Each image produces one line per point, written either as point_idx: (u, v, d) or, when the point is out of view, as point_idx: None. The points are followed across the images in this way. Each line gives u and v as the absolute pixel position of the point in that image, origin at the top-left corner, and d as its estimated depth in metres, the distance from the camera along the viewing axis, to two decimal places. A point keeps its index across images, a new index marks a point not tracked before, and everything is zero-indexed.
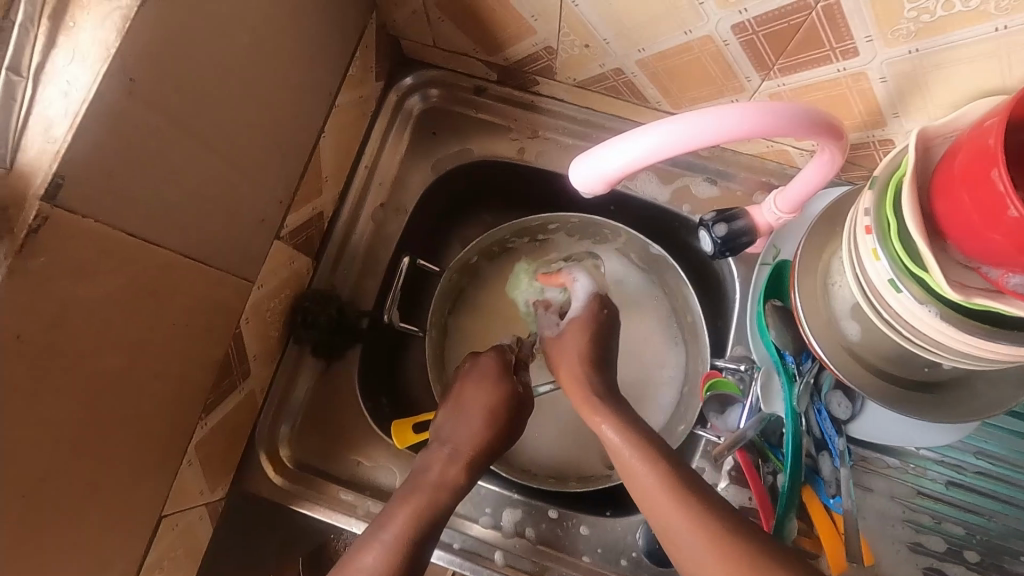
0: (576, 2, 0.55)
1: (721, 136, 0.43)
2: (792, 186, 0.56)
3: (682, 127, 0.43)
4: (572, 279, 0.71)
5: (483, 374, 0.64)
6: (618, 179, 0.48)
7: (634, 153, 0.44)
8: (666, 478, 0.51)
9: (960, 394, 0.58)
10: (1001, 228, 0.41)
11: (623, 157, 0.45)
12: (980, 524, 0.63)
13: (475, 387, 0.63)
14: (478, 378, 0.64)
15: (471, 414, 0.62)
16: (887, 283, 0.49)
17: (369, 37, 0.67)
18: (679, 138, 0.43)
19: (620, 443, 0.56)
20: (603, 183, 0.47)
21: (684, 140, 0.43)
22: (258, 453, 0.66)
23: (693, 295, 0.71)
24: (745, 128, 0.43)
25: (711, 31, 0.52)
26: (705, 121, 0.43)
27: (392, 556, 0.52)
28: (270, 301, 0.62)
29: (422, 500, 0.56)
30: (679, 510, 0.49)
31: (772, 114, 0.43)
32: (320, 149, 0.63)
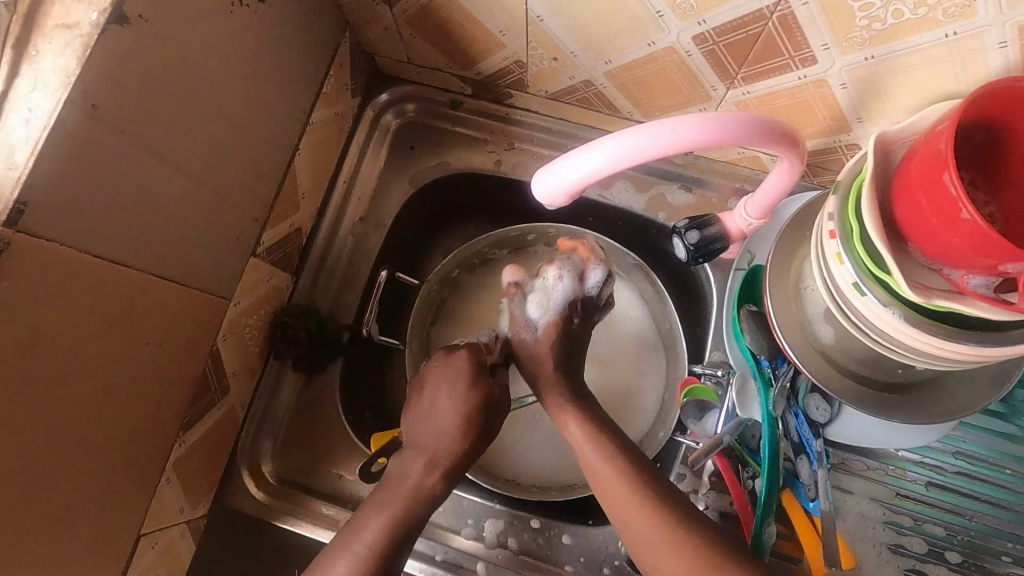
0: (541, 17, 0.56)
1: (680, 145, 0.44)
2: (759, 194, 0.57)
3: (642, 138, 0.43)
4: (558, 275, 0.67)
5: (451, 372, 0.63)
6: (581, 191, 0.49)
7: (593, 165, 0.45)
8: (626, 475, 0.56)
9: (932, 394, 0.58)
10: (956, 231, 0.41)
11: (581, 170, 0.46)
12: (960, 524, 0.63)
13: (443, 382, 0.63)
14: (457, 376, 0.63)
15: (436, 421, 0.61)
16: (852, 287, 0.50)
17: (343, 54, 0.68)
18: (636, 149, 0.44)
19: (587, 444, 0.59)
20: (566, 195, 0.48)
21: (646, 149, 0.44)
22: (241, 469, 0.67)
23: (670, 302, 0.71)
24: (706, 136, 0.44)
25: (674, 42, 0.53)
26: (665, 129, 0.43)
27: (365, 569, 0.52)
28: (248, 317, 0.63)
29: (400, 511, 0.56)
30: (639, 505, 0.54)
31: (727, 124, 0.44)
32: (295, 166, 0.63)
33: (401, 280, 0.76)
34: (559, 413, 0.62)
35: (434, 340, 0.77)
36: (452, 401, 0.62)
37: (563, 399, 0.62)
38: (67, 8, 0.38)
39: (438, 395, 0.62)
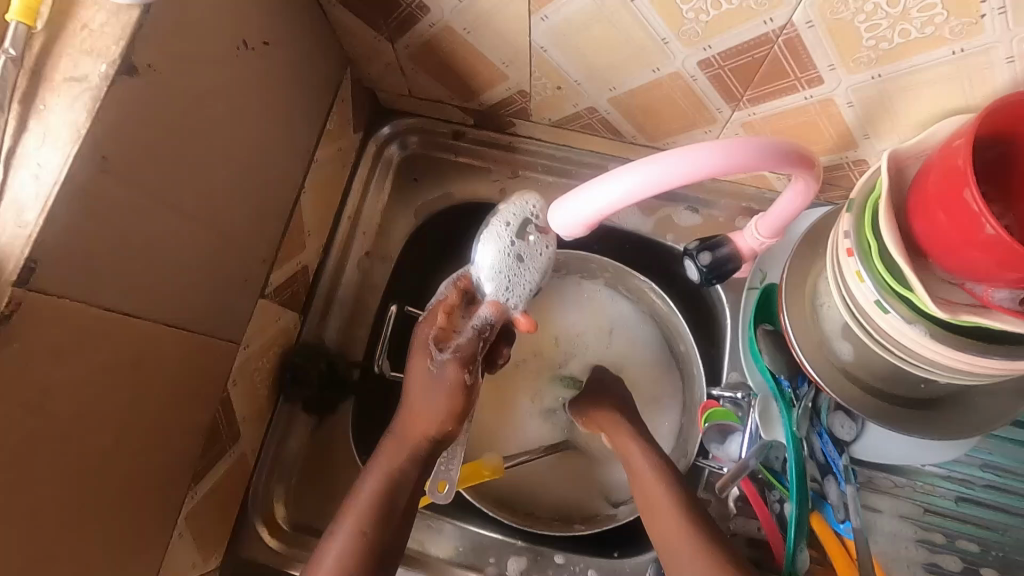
0: (544, 48, 0.56)
1: (703, 172, 0.42)
2: (770, 213, 0.57)
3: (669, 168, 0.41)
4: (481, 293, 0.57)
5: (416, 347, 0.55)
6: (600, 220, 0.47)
7: (614, 196, 0.43)
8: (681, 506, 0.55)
9: (958, 408, 0.58)
10: (980, 246, 0.42)
11: (604, 199, 0.44)
12: (995, 541, 0.62)
13: (437, 398, 0.53)
14: (435, 376, 0.53)
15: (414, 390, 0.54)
16: (874, 304, 0.49)
17: (345, 91, 0.67)
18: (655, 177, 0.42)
19: (646, 468, 0.58)
20: (584, 226, 0.46)
21: (681, 173, 0.42)
22: (253, 518, 0.65)
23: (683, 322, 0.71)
24: (728, 159, 0.42)
25: (679, 68, 0.53)
26: (688, 156, 0.41)
27: None
28: (257, 359, 0.61)
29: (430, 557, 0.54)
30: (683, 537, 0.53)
31: (745, 149, 0.42)
32: (300, 205, 0.63)
33: (412, 314, 0.74)
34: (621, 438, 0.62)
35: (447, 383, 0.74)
36: (427, 392, 0.53)
37: (623, 422, 0.63)
38: (76, 60, 0.38)
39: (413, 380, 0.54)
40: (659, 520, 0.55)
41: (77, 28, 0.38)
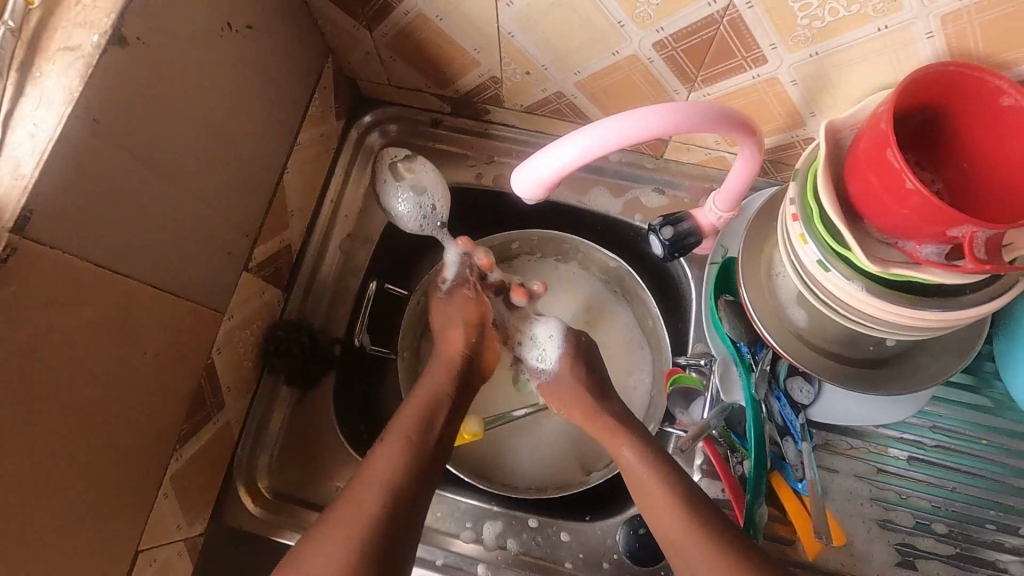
0: (512, 33, 0.60)
1: (648, 132, 0.45)
2: (725, 186, 0.60)
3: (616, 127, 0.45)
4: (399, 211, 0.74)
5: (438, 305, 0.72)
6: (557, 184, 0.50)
7: (567, 155, 0.46)
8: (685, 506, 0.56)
9: (904, 367, 0.61)
10: (905, 203, 0.45)
11: (559, 159, 0.47)
12: (945, 498, 0.65)
13: (454, 318, 0.70)
14: (452, 303, 0.71)
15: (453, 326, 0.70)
16: (817, 265, 0.53)
17: (327, 79, 0.71)
18: (605, 137, 0.45)
19: (638, 465, 0.60)
20: (542, 188, 0.49)
21: (620, 135, 0.45)
22: (236, 484, 0.67)
23: (649, 297, 0.75)
24: (670, 121, 0.46)
25: (636, 50, 0.57)
26: (634, 117, 0.45)
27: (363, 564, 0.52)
28: (241, 331, 0.64)
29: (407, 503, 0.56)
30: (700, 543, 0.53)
31: (685, 113, 0.46)
32: (284, 184, 0.66)
33: (392, 292, 0.77)
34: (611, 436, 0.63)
35: None
36: (460, 302, 0.71)
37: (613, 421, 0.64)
38: (69, 32, 0.41)
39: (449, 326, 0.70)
40: (665, 522, 0.56)
41: (72, 3, 0.42)
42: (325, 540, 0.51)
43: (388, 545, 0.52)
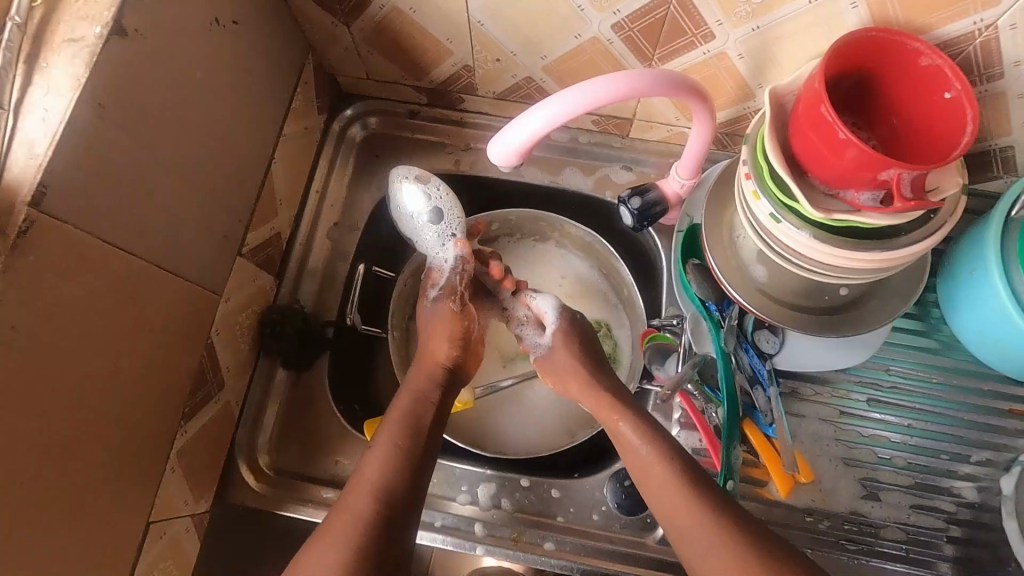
0: (481, 22, 0.65)
1: (607, 96, 0.50)
2: (686, 154, 0.66)
3: (579, 94, 0.49)
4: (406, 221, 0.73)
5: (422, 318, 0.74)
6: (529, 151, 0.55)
7: (536, 124, 0.51)
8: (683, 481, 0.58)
9: (858, 314, 0.67)
10: (840, 154, 0.51)
11: (529, 127, 0.52)
12: (902, 434, 0.70)
13: (440, 331, 0.71)
14: (432, 313, 0.73)
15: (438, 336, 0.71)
16: (770, 218, 0.58)
17: (308, 75, 0.75)
18: (569, 104, 0.50)
19: (639, 444, 0.62)
20: (516, 156, 0.54)
21: (582, 101, 0.50)
22: (239, 463, 0.70)
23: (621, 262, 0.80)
24: (627, 86, 0.50)
25: (596, 32, 0.63)
26: (594, 84, 0.50)
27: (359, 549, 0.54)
28: (238, 314, 0.67)
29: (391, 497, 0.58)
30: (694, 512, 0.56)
31: (640, 78, 0.51)
32: (272, 173, 0.70)
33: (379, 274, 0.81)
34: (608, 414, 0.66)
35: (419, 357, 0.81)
36: (444, 316, 0.72)
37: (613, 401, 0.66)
38: (72, 25, 0.44)
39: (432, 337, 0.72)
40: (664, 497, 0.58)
41: None
42: (328, 538, 0.54)
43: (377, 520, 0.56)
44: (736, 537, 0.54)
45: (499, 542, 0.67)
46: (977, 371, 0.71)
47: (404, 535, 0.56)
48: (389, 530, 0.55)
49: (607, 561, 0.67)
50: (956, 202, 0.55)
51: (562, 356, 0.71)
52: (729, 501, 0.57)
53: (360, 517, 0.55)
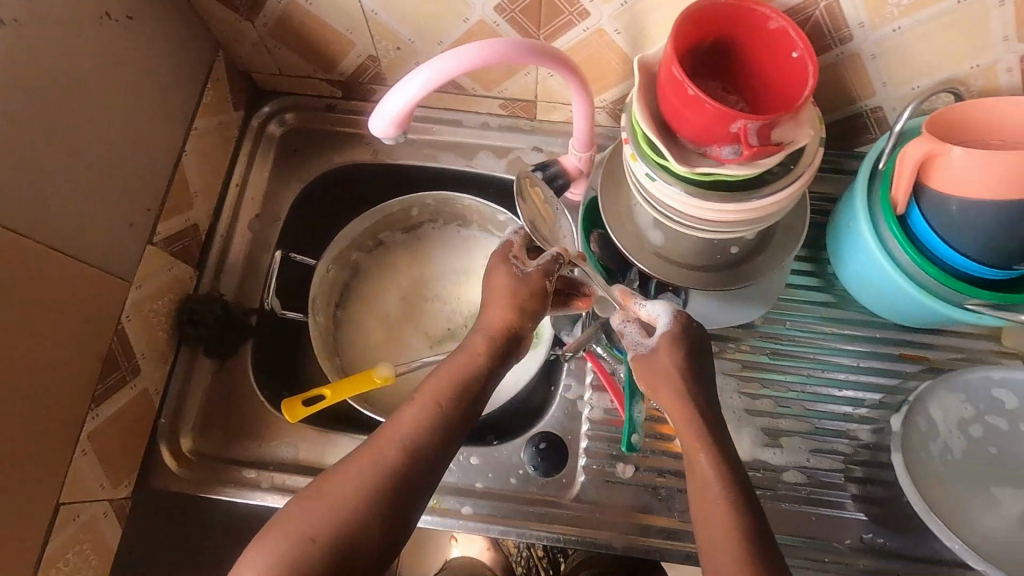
0: (374, 11, 0.68)
1: (474, 60, 0.54)
2: (577, 129, 0.69)
3: (447, 58, 0.53)
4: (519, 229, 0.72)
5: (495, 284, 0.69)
6: (408, 123, 0.56)
7: (411, 89, 0.53)
8: (719, 477, 0.56)
9: (749, 269, 0.71)
10: (693, 108, 0.55)
11: (404, 94, 0.54)
12: (801, 382, 0.74)
13: (498, 300, 0.68)
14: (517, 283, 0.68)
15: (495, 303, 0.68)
16: (647, 178, 0.62)
17: (219, 71, 0.77)
18: (439, 68, 0.53)
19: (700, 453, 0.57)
20: (393, 125, 0.55)
21: (452, 66, 0.53)
22: (160, 449, 0.71)
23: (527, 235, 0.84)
24: (492, 52, 0.55)
25: (482, 15, 0.66)
26: (461, 51, 0.54)
27: (359, 544, 0.50)
28: (152, 302, 0.69)
29: (397, 490, 0.53)
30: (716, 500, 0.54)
31: (502, 45, 0.55)
32: (183, 165, 0.72)
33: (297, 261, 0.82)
34: (689, 439, 0.59)
35: (344, 340, 0.86)
36: (504, 287, 0.68)
37: (694, 424, 0.59)
38: None
39: (492, 304, 0.68)
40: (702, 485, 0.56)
41: None
42: (319, 508, 0.51)
43: (382, 523, 0.51)
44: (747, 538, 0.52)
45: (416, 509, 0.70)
46: (867, 321, 0.76)
47: (409, 514, 0.53)
48: (404, 483, 0.53)
49: (521, 521, 0.69)
50: (813, 154, 0.59)
51: (660, 361, 0.62)
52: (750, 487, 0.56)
53: (375, 465, 0.54)
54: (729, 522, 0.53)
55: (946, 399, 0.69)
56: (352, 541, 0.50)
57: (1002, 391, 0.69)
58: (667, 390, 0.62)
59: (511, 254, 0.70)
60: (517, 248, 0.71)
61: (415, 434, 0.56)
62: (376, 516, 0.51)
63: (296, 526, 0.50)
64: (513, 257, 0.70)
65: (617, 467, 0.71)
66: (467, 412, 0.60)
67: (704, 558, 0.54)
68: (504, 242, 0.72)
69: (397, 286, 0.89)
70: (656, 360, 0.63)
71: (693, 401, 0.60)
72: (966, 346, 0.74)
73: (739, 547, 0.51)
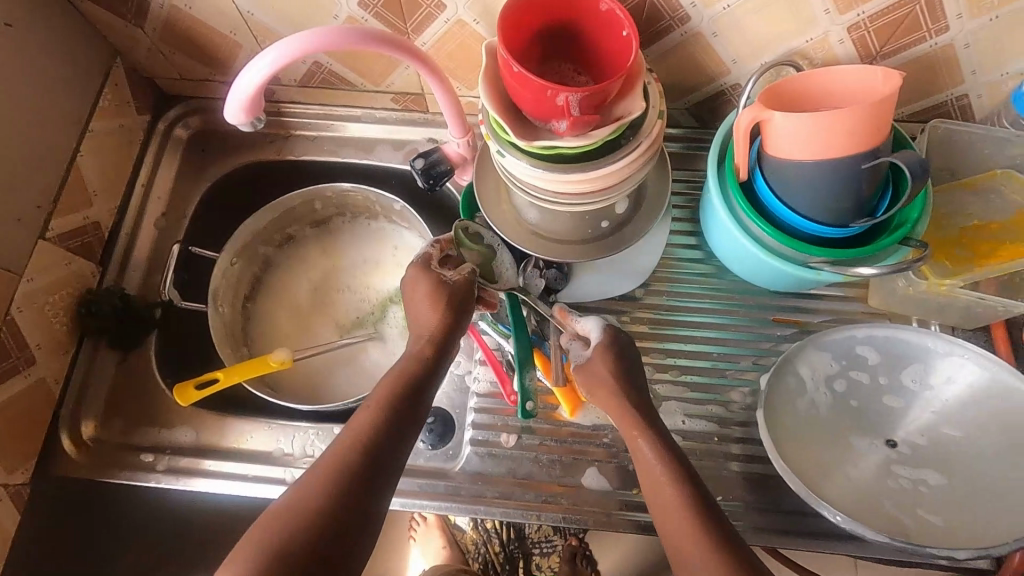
0: (249, 11, 0.72)
1: (304, 47, 0.57)
2: (447, 114, 0.72)
3: (278, 45, 0.57)
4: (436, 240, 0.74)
5: (418, 292, 0.69)
6: (258, 110, 0.61)
7: (249, 77, 0.57)
8: (665, 458, 0.60)
9: (618, 240, 0.75)
10: (526, 85, 0.58)
11: (244, 81, 0.58)
12: (680, 350, 0.78)
13: (426, 307, 0.68)
14: (441, 293, 0.68)
15: (426, 311, 0.68)
16: (501, 156, 0.65)
17: (118, 76, 0.81)
18: (272, 56, 0.57)
19: (646, 445, 0.61)
20: (242, 112, 0.60)
21: (283, 53, 0.57)
22: (60, 436, 0.74)
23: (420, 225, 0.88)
24: (324, 39, 0.58)
25: (350, 11, 0.70)
26: (292, 39, 0.57)
27: (338, 533, 0.50)
28: (47, 295, 0.72)
29: (369, 475, 0.54)
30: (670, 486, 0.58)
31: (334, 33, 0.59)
32: (78, 165, 0.76)
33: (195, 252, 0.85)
34: (630, 430, 0.64)
35: (255, 330, 0.89)
36: (432, 297, 0.68)
37: (633, 415, 0.64)
38: None
39: (424, 311, 0.68)
40: (651, 468, 0.60)
41: None
42: (293, 503, 0.51)
43: (358, 510, 0.52)
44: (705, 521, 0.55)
45: None
46: (745, 288, 0.80)
47: (379, 499, 0.54)
48: (366, 481, 0.53)
49: (406, 492, 0.73)
50: (652, 125, 0.63)
51: (597, 368, 0.67)
52: (688, 466, 0.60)
53: (337, 466, 0.53)
54: (681, 503, 0.57)
55: (814, 358, 0.71)
56: (325, 534, 0.49)
57: (866, 347, 0.70)
58: (605, 389, 0.66)
59: (434, 265, 0.71)
60: (437, 260, 0.72)
61: (376, 426, 0.57)
62: (338, 513, 0.51)
63: (272, 526, 0.49)
64: (433, 267, 0.71)
65: (501, 436, 0.75)
66: (416, 405, 0.61)
67: (665, 540, 0.57)
68: (422, 254, 0.73)
69: (308, 278, 0.92)
70: (598, 364, 0.67)
71: (633, 396, 0.65)
72: (838, 309, 0.78)
73: (693, 512, 0.56)
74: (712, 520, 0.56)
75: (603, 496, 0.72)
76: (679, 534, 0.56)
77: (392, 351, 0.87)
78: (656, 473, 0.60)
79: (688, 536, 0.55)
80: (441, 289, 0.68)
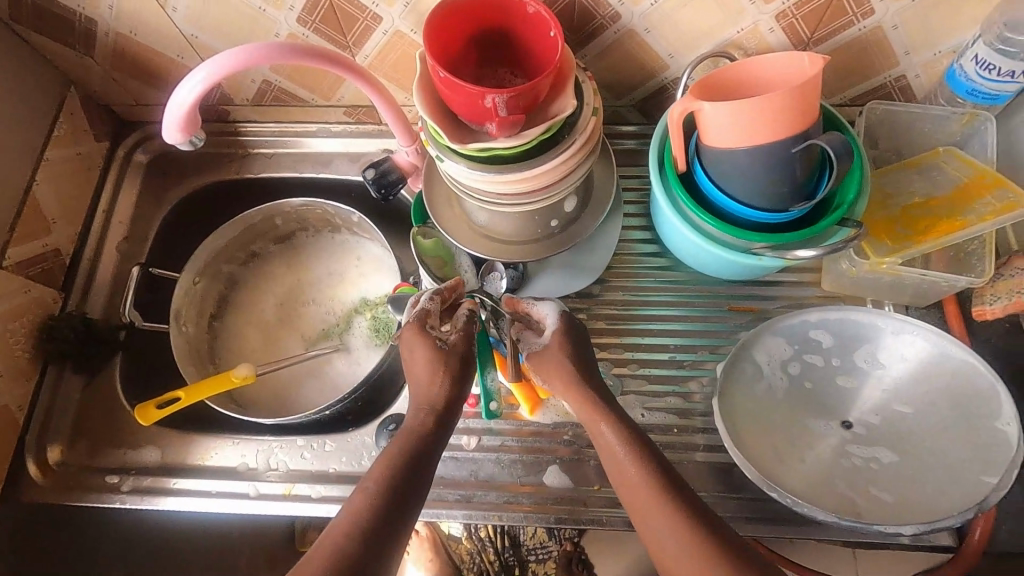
0: (194, 34, 0.74)
1: (225, 65, 0.58)
2: (391, 123, 0.73)
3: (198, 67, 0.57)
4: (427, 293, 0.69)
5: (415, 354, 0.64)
6: (195, 127, 0.62)
7: (177, 99, 0.59)
8: (638, 455, 0.58)
9: (570, 235, 0.75)
10: (456, 89, 0.59)
11: (174, 104, 0.59)
12: (640, 344, 0.78)
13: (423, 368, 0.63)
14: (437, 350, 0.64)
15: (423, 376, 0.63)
16: (441, 163, 0.65)
17: (73, 105, 0.83)
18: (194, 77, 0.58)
19: (610, 437, 0.60)
20: (178, 132, 0.61)
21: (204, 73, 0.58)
22: (27, 461, 0.75)
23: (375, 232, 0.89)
24: (245, 55, 0.59)
25: (290, 28, 0.72)
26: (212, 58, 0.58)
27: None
28: (8, 321, 0.74)
29: (376, 537, 0.50)
30: (641, 487, 0.56)
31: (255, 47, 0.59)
32: (35, 193, 0.77)
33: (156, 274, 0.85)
34: (593, 420, 0.62)
35: (222, 348, 0.89)
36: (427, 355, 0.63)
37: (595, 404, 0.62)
38: None
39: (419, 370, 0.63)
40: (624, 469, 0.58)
41: None
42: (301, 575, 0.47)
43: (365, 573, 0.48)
44: (692, 521, 0.53)
45: (270, 498, 0.72)
46: (701, 279, 0.80)
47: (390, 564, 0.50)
48: (375, 549, 0.49)
49: None
50: (586, 121, 0.64)
51: (553, 357, 0.65)
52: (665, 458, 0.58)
53: (347, 536, 0.49)
54: (670, 508, 0.54)
55: (770, 344, 0.71)
56: None
57: (819, 331, 0.70)
58: (566, 385, 0.64)
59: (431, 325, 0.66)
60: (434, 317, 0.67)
61: (382, 487, 0.53)
62: None
63: None
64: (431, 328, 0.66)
65: (462, 440, 0.75)
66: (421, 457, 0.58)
67: (649, 541, 0.55)
68: (416, 313, 0.67)
69: (274, 294, 0.93)
70: (563, 359, 0.64)
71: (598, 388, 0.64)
72: (796, 295, 0.78)
73: (672, 511, 0.54)
74: (697, 517, 0.53)
75: (565, 494, 0.72)
76: (664, 541, 0.53)
77: (358, 361, 0.87)
78: (630, 473, 0.57)
79: (666, 536, 0.53)
80: (435, 347, 0.64)
